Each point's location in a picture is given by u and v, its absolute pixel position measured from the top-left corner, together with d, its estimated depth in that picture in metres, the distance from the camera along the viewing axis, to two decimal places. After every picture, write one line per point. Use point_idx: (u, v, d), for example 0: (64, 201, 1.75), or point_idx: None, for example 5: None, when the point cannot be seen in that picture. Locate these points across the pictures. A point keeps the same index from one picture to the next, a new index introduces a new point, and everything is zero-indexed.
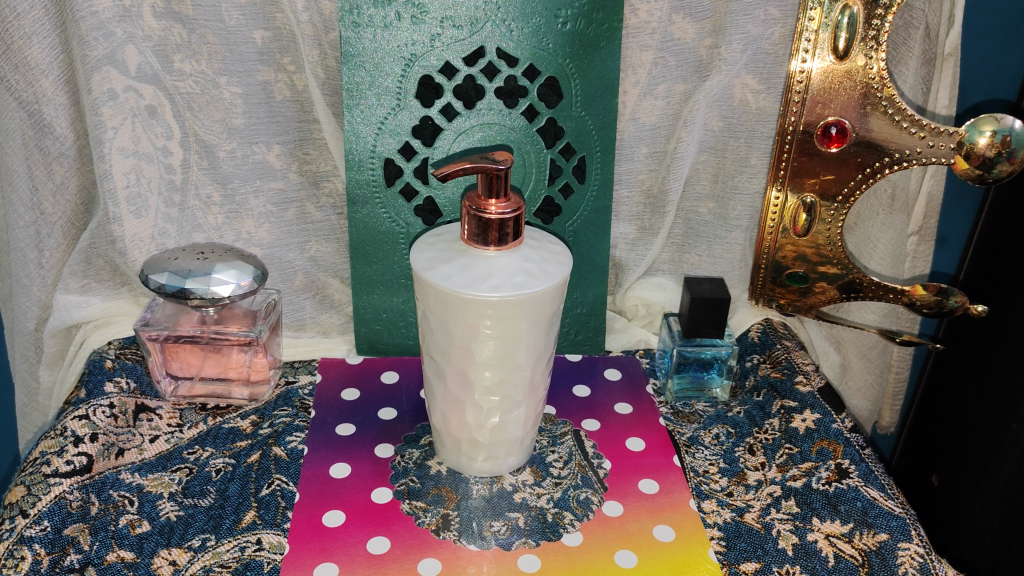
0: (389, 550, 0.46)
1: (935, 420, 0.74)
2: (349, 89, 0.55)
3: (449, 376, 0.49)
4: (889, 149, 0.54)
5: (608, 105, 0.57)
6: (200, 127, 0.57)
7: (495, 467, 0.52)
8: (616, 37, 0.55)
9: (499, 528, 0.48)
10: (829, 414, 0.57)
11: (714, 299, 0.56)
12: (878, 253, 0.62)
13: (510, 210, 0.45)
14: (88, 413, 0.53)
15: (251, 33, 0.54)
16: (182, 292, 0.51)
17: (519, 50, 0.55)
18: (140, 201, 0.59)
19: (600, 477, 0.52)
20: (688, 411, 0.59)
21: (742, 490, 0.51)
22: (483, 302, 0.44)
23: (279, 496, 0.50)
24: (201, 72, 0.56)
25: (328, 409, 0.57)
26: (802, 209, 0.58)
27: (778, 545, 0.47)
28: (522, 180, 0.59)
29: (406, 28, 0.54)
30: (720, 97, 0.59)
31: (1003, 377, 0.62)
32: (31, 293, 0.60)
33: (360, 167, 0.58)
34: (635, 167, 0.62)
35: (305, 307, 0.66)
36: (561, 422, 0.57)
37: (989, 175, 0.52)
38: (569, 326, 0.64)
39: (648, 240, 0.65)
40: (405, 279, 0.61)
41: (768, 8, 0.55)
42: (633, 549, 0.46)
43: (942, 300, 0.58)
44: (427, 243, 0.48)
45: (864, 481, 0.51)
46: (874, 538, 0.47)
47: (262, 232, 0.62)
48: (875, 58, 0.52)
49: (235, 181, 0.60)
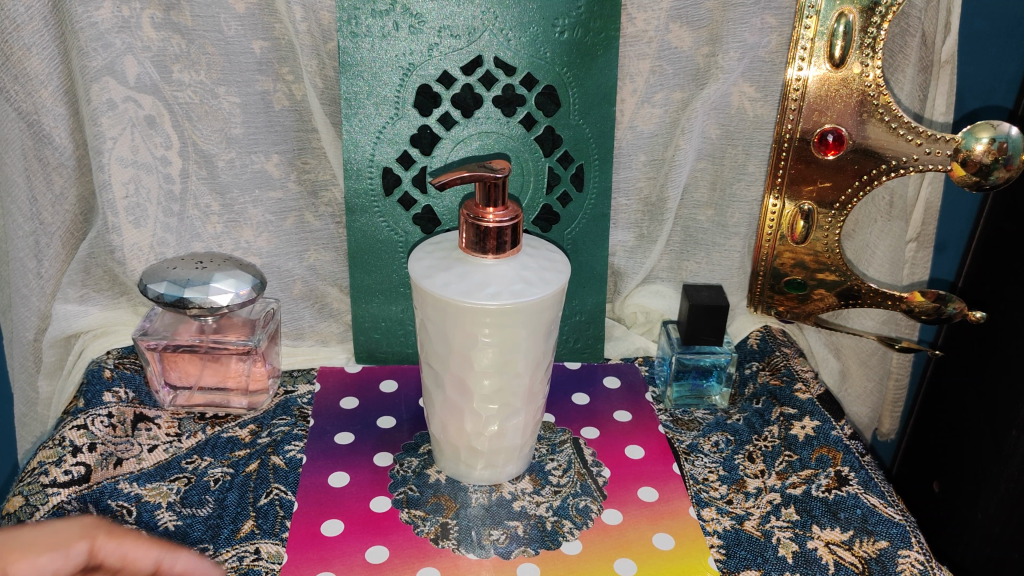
0: (388, 559, 0.46)
1: (935, 426, 0.74)
2: (347, 98, 0.56)
3: (448, 384, 0.49)
4: (886, 157, 0.54)
5: (606, 113, 0.58)
6: (199, 137, 0.58)
7: (495, 475, 0.52)
8: (614, 45, 0.56)
9: (498, 536, 0.48)
10: (829, 421, 0.56)
11: (713, 306, 0.56)
12: (876, 260, 0.62)
13: (508, 218, 0.45)
14: (87, 423, 0.53)
15: (251, 43, 0.55)
16: (180, 301, 0.51)
17: (517, 59, 0.56)
18: (139, 211, 0.59)
19: (599, 484, 0.52)
20: (687, 418, 0.59)
21: (741, 497, 0.51)
22: (481, 311, 0.44)
23: (277, 504, 0.50)
24: (200, 82, 0.56)
25: (327, 418, 0.57)
26: (800, 216, 0.58)
27: (777, 553, 0.47)
28: (520, 189, 0.59)
29: (405, 37, 0.55)
30: (719, 104, 0.59)
31: (1004, 382, 0.62)
32: (30, 303, 0.60)
33: (359, 176, 0.58)
34: (634, 175, 0.62)
35: (304, 315, 0.66)
36: (560, 430, 0.57)
37: (986, 181, 0.52)
38: (568, 334, 0.64)
39: (647, 247, 0.65)
40: (403, 287, 0.61)
41: (765, 16, 0.55)
42: (633, 557, 0.46)
43: (941, 306, 0.58)
44: (425, 251, 0.48)
45: (863, 488, 0.51)
46: (874, 545, 0.47)
47: (261, 241, 0.63)
48: (872, 65, 0.52)
49: (234, 191, 0.60)
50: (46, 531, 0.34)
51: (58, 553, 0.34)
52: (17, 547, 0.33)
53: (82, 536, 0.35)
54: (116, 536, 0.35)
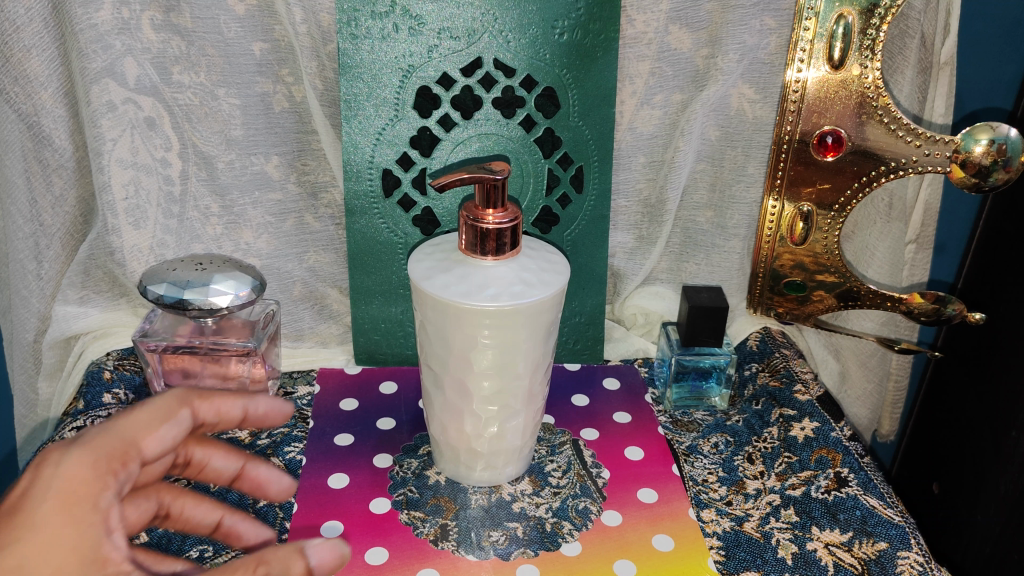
0: (388, 560, 0.46)
1: (935, 427, 0.74)
2: (347, 100, 0.56)
3: (448, 386, 0.49)
4: (886, 158, 0.54)
5: (606, 115, 0.58)
6: (199, 138, 0.58)
7: (495, 476, 0.52)
8: (613, 47, 0.56)
9: (497, 538, 0.48)
10: (829, 422, 0.56)
11: (712, 307, 0.56)
12: (876, 262, 0.62)
13: (508, 219, 0.45)
14: (86, 424, 0.53)
15: (250, 45, 0.55)
16: (180, 303, 0.51)
17: (517, 60, 0.56)
18: (139, 212, 0.59)
19: (599, 486, 0.52)
20: (687, 419, 0.59)
21: (741, 499, 0.51)
22: (481, 312, 0.44)
23: (277, 506, 0.50)
24: (199, 84, 0.56)
25: (327, 420, 0.57)
26: (799, 218, 0.58)
27: (777, 554, 0.47)
28: (520, 191, 0.59)
29: (404, 39, 0.55)
30: (718, 106, 0.59)
31: (1004, 383, 0.62)
32: (29, 304, 0.60)
33: (358, 177, 0.58)
34: (634, 177, 0.62)
35: (304, 317, 0.66)
36: (560, 431, 0.57)
37: (985, 183, 0.52)
38: (568, 336, 0.64)
39: (647, 249, 0.65)
40: (403, 289, 0.61)
41: (764, 18, 0.55)
42: (632, 558, 0.46)
43: (940, 307, 0.58)
44: (425, 252, 0.48)
45: (863, 489, 0.51)
46: (874, 546, 0.47)
47: (261, 242, 0.63)
48: (871, 67, 0.52)
49: (233, 192, 0.60)
50: (144, 411, 0.35)
51: (171, 423, 0.36)
52: (135, 431, 0.34)
53: (180, 404, 0.37)
54: (202, 440, 0.43)
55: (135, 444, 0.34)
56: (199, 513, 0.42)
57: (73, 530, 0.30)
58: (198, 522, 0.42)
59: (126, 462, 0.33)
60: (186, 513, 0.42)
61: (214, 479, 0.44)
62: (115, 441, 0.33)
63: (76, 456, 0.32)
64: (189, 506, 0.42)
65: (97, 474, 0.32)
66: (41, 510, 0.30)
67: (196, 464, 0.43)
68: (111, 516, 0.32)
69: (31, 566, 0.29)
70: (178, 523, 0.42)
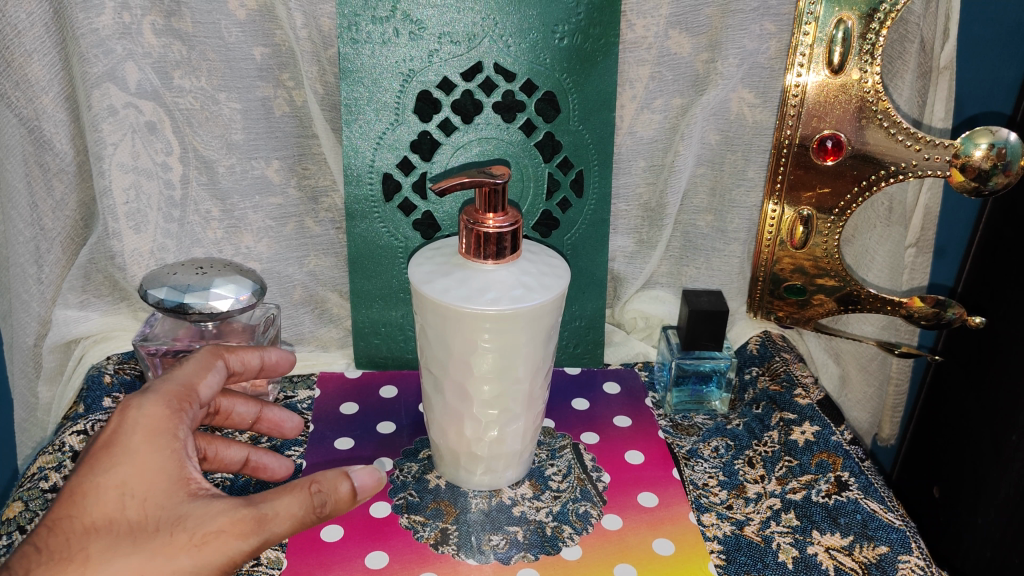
0: (388, 564, 0.46)
1: (935, 431, 0.74)
2: (347, 104, 0.56)
3: (448, 389, 0.49)
4: (886, 162, 0.54)
5: (606, 119, 0.58)
6: (200, 143, 0.58)
7: (494, 480, 0.52)
8: (613, 51, 0.56)
9: (497, 542, 0.48)
10: (828, 426, 0.57)
11: (713, 311, 0.56)
12: (875, 266, 0.62)
13: (508, 223, 0.45)
14: (86, 428, 0.53)
15: (251, 49, 0.55)
16: (180, 306, 0.51)
17: (517, 65, 0.56)
18: (139, 216, 0.59)
19: (599, 490, 0.52)
20: (687, 423, 0.59)
21: (741, 503, 0.51)
22: (481, 316, 0.44)
23: None
24: (200, 88, 0.56)
25: (327, 424, 0.57)
26: (800, 222, 0.58)
27: (778, 558, 0.47)
28: (520, 195, 0.59)
29: (404, 43, 0.55)
30: (718, 110, 0.59)
31: (1003, 386, 0.62)
32: (29, 308, 0.60)
33: (358, 182, 0.58)
34: (634, 181, 0.62)
35: (304, 321, 0.66)
36: (560, 435, 0.57)
37: (985, 187, 0.52)
38: (568, 339, 0.64)
39: (646, 252, 0.65)
40: (403, 293, 0.61)
41: (763, 22, 0.56)
42: (632, 562, 0.46)
43: (941, 311, 0.57)
44: (425, 256, 0.48)
45: (863, 493, 0.51)
46: (874, 550, 0.47)
47: (261, 246, 0.63)
48: (870, 71, 0.52)
49: (234, 197, 0.60)
50: (191, 363, 0.42)
51: (215, 371, 0.42)
52: (191, 377, 0.40)
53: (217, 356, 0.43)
54: (225, 391, 0.49)
55: (192, 387, 0.40)
56: (231, 454, 0.47)
57: (157, 456, 0.36)
58: (231, 460, 0.47)
59: (190, 401, 0.39)
60: (220, 454, 0.46)
61: (238, 423, 0.50)
62: (178, 384, 0.39)
63: (152, 401, 0.38)
64: (222, 449, 0.46)
65: (170, 412, 0.38)
66: (132, 441, 0.36)
67: (224, 412, 0.49)
68: (186, 445, 0.37)
69: (131, 486, 0.35)
70: (214, 464, 0.46)
